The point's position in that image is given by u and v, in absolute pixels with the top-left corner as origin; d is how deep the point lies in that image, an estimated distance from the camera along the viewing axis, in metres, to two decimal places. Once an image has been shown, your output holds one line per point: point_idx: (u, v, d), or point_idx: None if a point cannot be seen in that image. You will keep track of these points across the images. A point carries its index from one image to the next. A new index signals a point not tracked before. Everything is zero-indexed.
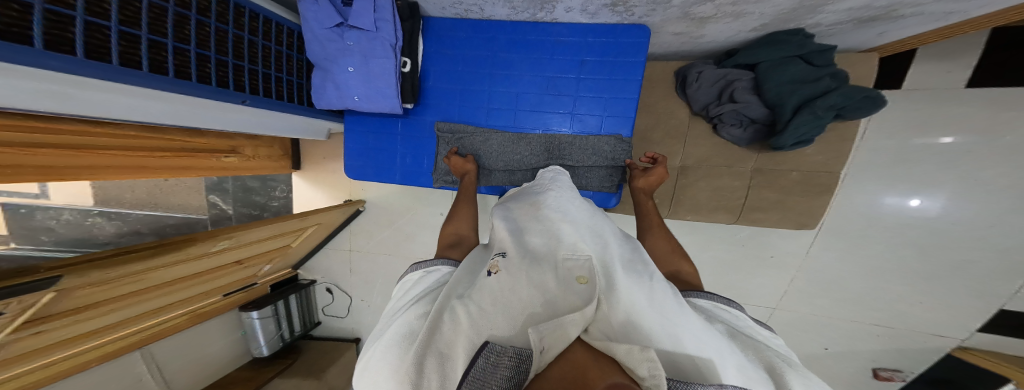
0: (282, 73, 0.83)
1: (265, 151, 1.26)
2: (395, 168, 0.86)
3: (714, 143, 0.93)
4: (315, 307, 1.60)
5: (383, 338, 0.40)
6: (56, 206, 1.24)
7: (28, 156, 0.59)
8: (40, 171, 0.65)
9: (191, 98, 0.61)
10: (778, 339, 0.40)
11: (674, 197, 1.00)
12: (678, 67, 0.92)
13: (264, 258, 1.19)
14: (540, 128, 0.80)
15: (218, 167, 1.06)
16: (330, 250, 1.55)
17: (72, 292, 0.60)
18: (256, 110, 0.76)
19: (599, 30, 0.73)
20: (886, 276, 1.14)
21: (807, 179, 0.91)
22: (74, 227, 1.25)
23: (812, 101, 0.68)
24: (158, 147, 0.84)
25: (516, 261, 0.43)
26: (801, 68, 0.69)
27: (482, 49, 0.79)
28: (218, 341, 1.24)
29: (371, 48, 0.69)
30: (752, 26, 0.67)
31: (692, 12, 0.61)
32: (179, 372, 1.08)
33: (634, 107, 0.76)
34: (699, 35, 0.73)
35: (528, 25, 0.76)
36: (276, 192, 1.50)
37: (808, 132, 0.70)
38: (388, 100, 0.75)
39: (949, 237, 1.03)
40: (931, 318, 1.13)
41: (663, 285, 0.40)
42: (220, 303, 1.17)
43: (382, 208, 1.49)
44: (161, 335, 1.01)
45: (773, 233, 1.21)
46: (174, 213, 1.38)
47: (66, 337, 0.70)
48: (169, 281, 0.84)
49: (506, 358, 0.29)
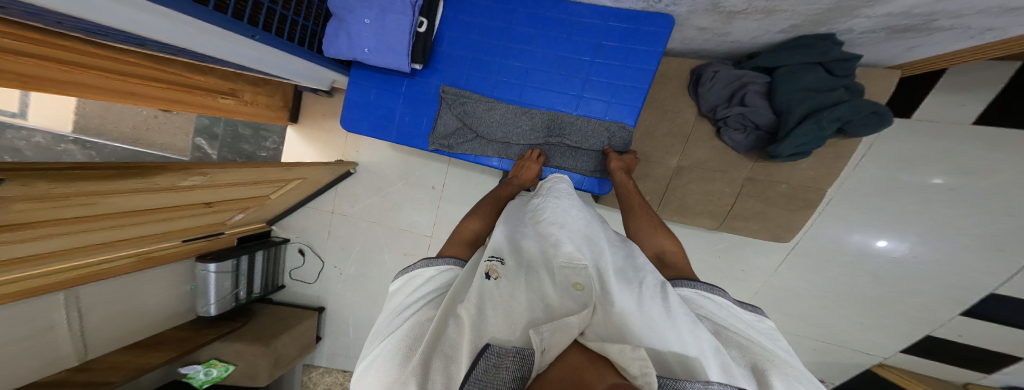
0: (298, 16, 0.77)
1: (264, 99, 1.20)
2: (392, 125, 0.82)
3: (714, 147, 0.95)
4: (282, 270, 1.56)
5: (390, 338, 0.40)
6: (30, 126, 1.08)
7: (18, 65, 0.51)
8: (21, 80, 0.54)
9: (200, 24, 0.55)
10: (761, 321, 0.43)
11: (665, 195, 1.02)
12: (696, 64, 0.92)
13: (238, 207, 1.11)
14: (546, 106, 0.78)
15: (213, 108, 0.99)
16: (311, 210, 1.51)
17: (13, 205, 0.47)
18: (265, 47, 0.70)
19: (623, 15, 0.71)
20: (840, 297, 1.22)
21: (793, 193, 0.96)
22: (44, 153, 1.11)
23: (821, 111, 0.69)
24: (147, 76, 0.75)
25: (514, 268, 0.46)
26: (816, 77, 0.70)
27: (501, 19, 0.76)
28: (160, 293, 1.13)
29: (389, 2, 0.65)
30: (781, 26, 0.67)
31: (721, 5, 0.60)
32: (100, 325, 0.94)
33: (643, 97, 0.74)
34: (723, 33, 0.74)
35: (550, 1, 0.73)
36: (266, 143, 1.44)
37: (808, 143, 0.72)
38: (396, 57, 0.71)
39: (902, 266, 1.12)
40: (865, 337, 1.25)
41: (652, 287, 0.43)
42: (176, 249, 1.07)
43: (373, 174, 1.46)
44: (94, 277, 0.88)
45: (748, 246, 1.27)
46: (154, 151, 1.30)
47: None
48: (129, 210, 0.72)
49: (509, 358, 0.30)
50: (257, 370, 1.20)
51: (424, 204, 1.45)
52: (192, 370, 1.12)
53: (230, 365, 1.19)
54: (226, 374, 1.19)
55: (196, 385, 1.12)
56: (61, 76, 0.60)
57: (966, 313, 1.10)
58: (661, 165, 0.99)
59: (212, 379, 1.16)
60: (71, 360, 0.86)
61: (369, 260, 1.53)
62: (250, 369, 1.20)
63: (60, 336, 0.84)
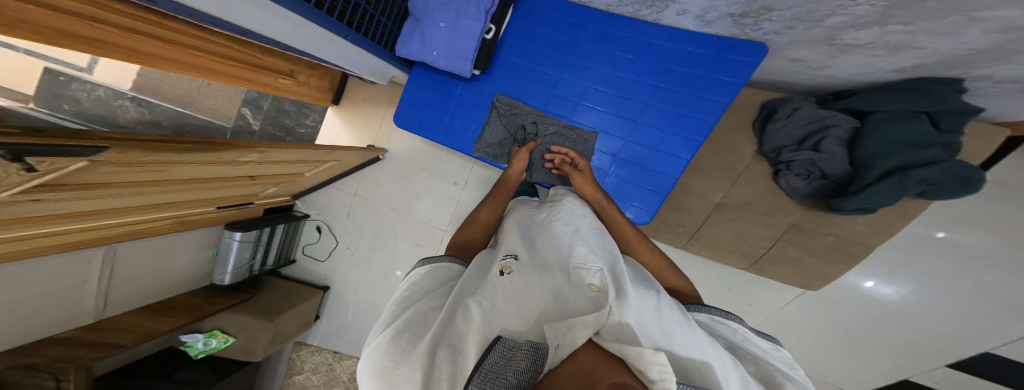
0: (384, 17, 0.76)
1: (315, 81, 1.24)
2: (440, 127, 0.81)
3: (764, 189, 0.89)
4: (296, 244, 1.57)
5: (393, 325, 0.40)
6: (95, 81, 1.23)
7: (100, 31, 0.53)
8: (125, 53, 0.60)
9: (313, 27, 0.57)
10: (779, 351, 0.43)
11: (698, 231, 1.00)
12: (770, 98, 0.88)
13: (275, 181, 1.12)
14: (598, 127, 0.74)
15: (271, 87, 1.03)
16: (336, 190, 1.53)
17: (97, 168, 0.47)
18: (353, 49, 0.69)
19: (704, 40, 0.66)
20: (836, 341, 1.19)
21: (839, 245, 0.92)
22: (100, 104, 1.24)
23: (907, 169, 0.62)
24: (219, 52, 0.78)
25: (527, 266, 0.47)
26: (919, 128, 0.62)
27: (567, 33, 0.73)
28: (188, 255, 1.16)
29: (466, 7, 0.65)
30: (898, 65, 0.59)
31: (838, 36, 0.53)
32: (128, 282, 0.97)
33: (707, 131, 0.68)
34: (821, 67, 0.67)
35: (623, 19, 0.70)
36: (306, 120, 1.46)
37: (882, 200, 0.65)
38: (461, 63, 0.68)
39: (933, 330, 1.06)
40: (848, 376, 1.23)
41: (666, 299, 0.43)
42: (212, 214, 1.09)
43: (400, 162, 1.46)
44: (139, 234, 0.91)
45: (764, 284, 1.22)
46: (201, 115, 1.35)
47: (47, 213, 0.57)
48: (187, 178, 0.72)
49: (522, 349, 0.30)
50: (256, 345, 1.18)
51: (442, 199, 1.44)
52: (192, 339, 1.14)
53: (229, 338, 1.19)
54: (224, 346, 1.19)
55: (192, 354, 1.14)
56: (145, 47, 0.63)
57: (952, 364, 1.07)
58: (700, 200, 0.95)
59: (209, 349, 1.16)
60: (86, 317, 0.88)
61: (380, 245, 1.53)
62: (248, 343, 1.19)
63: (89, 290, 0.86)
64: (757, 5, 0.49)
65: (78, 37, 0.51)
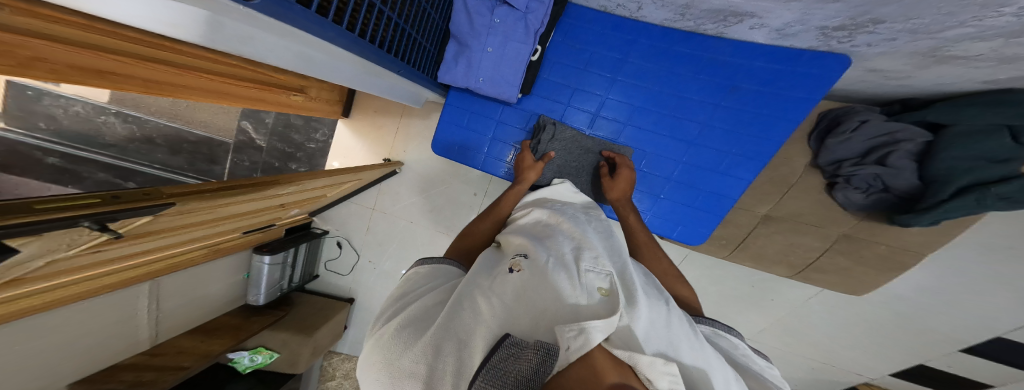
0: (427, 42, 0.72)
1: (326, 94, 1.13)
2: (480, 153, 0.83)
3: (817, 201, 0.90)
4: (318, 260, 1.52)
5: (401, 315, 0.41)
6: (66, 95, 1.11)
7: (98, 59, 0.48)
8: (98, 76, 0.51)
9: (375, 68, 0.54)
10: (771, 368, 0.43)
11: (743, 243, 1.01)
12: (830, 108, 0.86)
13: (302, 203, 1.10)
14: (651, 149, 0.76)
15: (286, 106, 0.96)
16: (354, 205, 1.46)
17: (161, 218, 0.54)
18: (404, 81, 0.67)
19: (776, 54, 0.63)
20: (858, 330, 1.20)
21: (891, 254, 0.90)
22: (81, 121, 1.14)
23: (985, 185, 0.62)
24: (236, 75, 0.73)
25: (540, 263, 0.43)
26: (998, 144, 0.60)
27: (617, 51, 0.72)
28: (221, 281, 1.14)
29: (513, 30, 0.64)
30: (988, 78, 0.55)
31: (945, 48, 0.45)
32: (173, 311, 0.95)
33: (774, 151, 0.70)
34: (902, 77, 0.60)
35: (680, 34, 0.68)
36: (316, 135, 1.35)
37: (954, 215, 0.67)
38: (508, 88, 0.70)
39: (957, 319, 1.06)
40: (862, 360, 1.25)
41: (676, 312, 0.41)
42: (238, 240, 1.06)
43: (419, 175, 1.39)
44: (174, 268, 0.89)
45: (784, 281, 1.19)
46: (195, 129, 1.25)
47: (114, 256, 0.61)
48: (223, 217, 0.77)
49: (530, 350, 0.29)
50: (299, 358, 1.21)
51: (465, 209, 1.38)
52: (238, 355, 1.10)
53: (274, 353, 1.17)
54: (270, 361, 1.17)
55: (240, 369, 1.11)
56: (152, 74, 0.58)
57: (964, 349, 1.09)
58: (746, 213, 0.97)
59: (256, 365, 1.14)
60: (143, 345, 0.87)
61: (403, 256, 1.47)
62: (292, 356, 1.20)
63: (140, 325, 0.85)
64: (861, 18, 0.42)
65: (49, 63, 0.44)
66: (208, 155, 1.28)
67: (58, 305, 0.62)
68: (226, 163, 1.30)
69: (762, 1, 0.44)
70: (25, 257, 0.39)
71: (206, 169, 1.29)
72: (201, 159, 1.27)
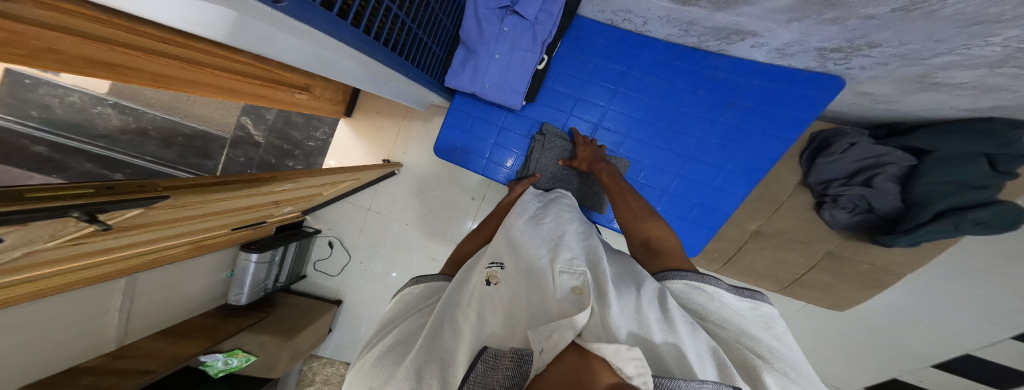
0: (437, 46, 0.72)
1: (330, 93, 1.12)
2: (480, 159, 0.83)
3: (805, 219, 0.94)
4: (307, 260, 1.48)
5: (385, 342, 0.42)
6: (64, 85, 1.07)
7: (112, 53, 0.47)
8: (108, 68, 0.50)
9: (383, 70, 0.54)
10: (754, 309, 0.41)
11: (733, 258, 1.03)
12: (822, 130, 0.89)
13: (294, 202, 1.07)
14: (649, 160, 0.78)
15: (288, 103, 0.94)
16: (349, 204, 1.44)
17: (151, 211, 0.52)
18: (413, 84, 0.67)
19: (772, 74, 0.66)
20: (838, 345, 1.23)
21: (872, 273, 0.93)
22: (74, 111, 1.09)
23: (962, 210, 0.66)
24: (247, 72, 0.72)
25: (515, 273, 0.45)
26: (977, 169, 0.64)
27: (621, 62, 0.74)
28: (201, 278, 1.10)
29: (520, 39, 0.65)
30: (970, 105, 0.58)
31: (933, 74, 0.48)
32: (146, 309, 0.91)
33: (767, 168, 0.72)
34: (891, 101, 0.64)
35: (683, 50, 0.70)
36: (315, 133, 1.33)
37: (933, 238, 0.71)
38: (513, 95, 0.71)
39: (933, 338, 1.10)
40: (842, 375, 1.28)
41: (652, 291, 0.41)
42: (226, 237, 1.03)
43: (416, 177, 1.38)
44: (154, 263, 0.86)
45: (773, 295, 1.22)
46: (192, 123, 1.22)
47: (95, 250, 0.59)
48: (214, 212, 0.75)
49: (507, 360, 0.31)
50: (277, 363, 1.16)
51: (460, 214, 1.38)
52: (212, 358, 1.05)
53: (250, 356, 1.12)
54: (245, 364, 1.12)
55: (213, 373, 1.06)
56: (164, 69, 0.57)
57: (935, 365, 1.13)
58: (738, 228, 1.00)
59: (230, 368, 1.09)
60: (108, 346, 0.82)
61: (395, 260, 1.45)
62: (269, 361, 1.16)
63: (107, 322, 0.81)
64: (857, 41, 0.44)
65: (62, 56, 0.42)
66: (201, 149, 1.24)
67: (22, 301, 0.58)
68: (221, 157, 1.27)
69: (766, 21, 0.46)
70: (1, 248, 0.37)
71: (198, 163, 1.25)
72: (193, 153, 1.23)
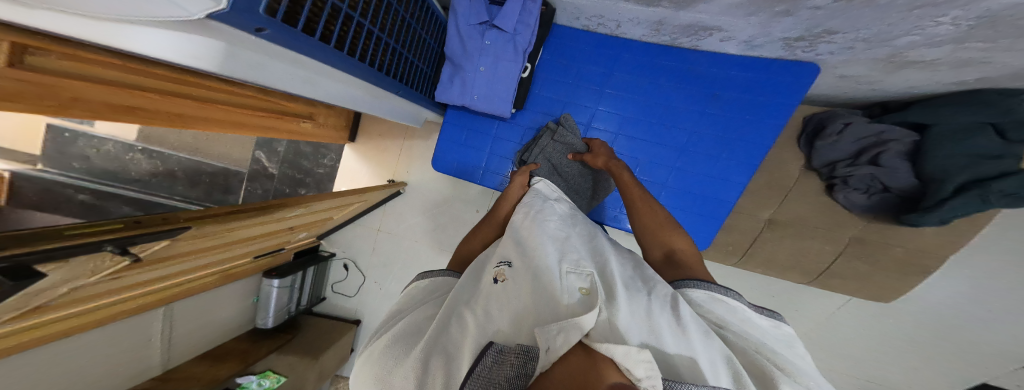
0: (422, 64, 0.77)
1: (333, 120, 1.21)
2: (478, 169, 0.86)
3: (819, 204, 0.90)
4: (326, 282, 1.54)
5: (387, 333, 0.44)
6: (99, 135, 1.23)
7: (129, 97, 0.54)
8: (129, 112, 0.57)
9: (371, 88, 0.58)
10: (780, 328, 0.41)
11: (751, 248, 0.99)
12: (812, 113, 0.86)
13: (307, 227, 1.13)
14: (646, 157, 0.77)
15: (296, 134, 1.00)
16: (360, 227, 1.50)
17: (176, 242, 0.58)
18: (403, 101, 0.73)
19: (749, 64, 0.68)
20: (891, 343, 1.13)
21: (908, 258, 0.88)
22: (111, 159, 1.24)
23: (986, 182, 0.61)
24: (249, 104, 0.78)
25: (521, 271, 0.46)
26: (988, 141, 0.60)
27: (603, 65, 0.76)
28: (230, 305, 1.18)
29: (503, 51, 0.69)
30: (955, 81, 0.56)
31: (903, 54, 0.47)
32: (185, 334, 0.99)
33: (763, 154, 0.71)
34: (872, 82, 0.63)
35: (660, 48, 0.72)
36: (324, 160, 1.42)
37: (961, 214, 0.66)
38: (502, 104, 0.73)
39: (995, 327, 1.02)
40: (905, 379, 1.15)
41: (662, 295, 0.41)
42: (251, 264, 1.11)
43: (422, 195, 1.43)
44: (192, 291, 0.94)
45: (810, 290, 1.15)
46: (213, 161, 1.33)
47: (134, 282, 0.65)
48: (236, 240, 0.81)
49: (513, 356, 0.32)
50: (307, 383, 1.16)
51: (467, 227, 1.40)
52: (247, 380, 1.04)
53: (282, 377, 1.11)
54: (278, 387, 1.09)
55: None
56: (175, 109, 0.64)
57: None
58: (750, 218, 0.97)
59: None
60: (155, 371, 0.89)
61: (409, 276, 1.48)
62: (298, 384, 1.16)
63: (152, 350, 0.87)
64: (816, 29, 0.45)
65: (84, 103, 0.49)
66: (223, 185, 1.35)
67: (74, 332, 0.65)
68: (240, 191, 1.36)
69: (727, 16, 0.48)
70: (51, 284, 0.43)
71: (222, 198, 1.35)
72: (217, 189, 1.34)
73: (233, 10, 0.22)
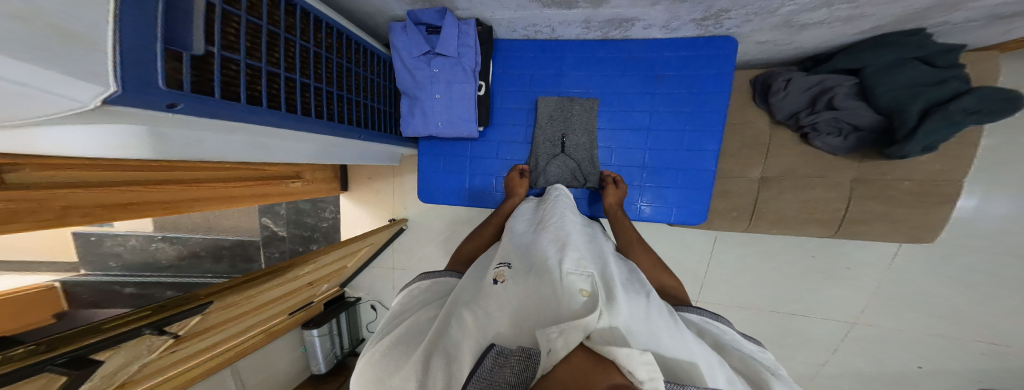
0: (381, 105, 0.84)
1: (322, 174, 1.32)
2: (462, 190, 0.91)
3: (802, 153, 0.90)
4: (360, 324, 1.59)
5: (388, 336, 0.49)
6: (121, 232, 1.37)
7: (117, 194, 0.63)
8: (128, 208, 0.66)
9: (325, 138, 0.64)
10: (763, 353, 0.47)
11: (756, 210, 0.96)
12: (756, 76, 0.93)
13: (327, 278, 1.21)
14: (618, 146, 0.81)
15: (290, 194, 1.09)
16: (375, 269, 1.54)
17: (209, 315, 0.67)
18: (367, 143, 0.80)
19: (677, 44, 0.74)
20: (977, 285, 1.02)
21: (922, 189, 0.82)
22: (139, 252, 1.37)
23: (942, 104, 0.63)
24: (239, 176, 0.86)
25: (520, 274, 0.48)
26: (916, 72, 0.66)
27: (550, 68, 0.81)
28: (280, 359, 1.30)
29: (453, 74, 0.74)
30: (861, 28, 0.65)
31: (796, 19, 0.59)
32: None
33: (720, 119, 0.74)
34: (787, 42, 0.72)
35: (596, 43, 0.77)
36: (325, 213, 1.51)
37: (940, 138, 0.66)
38: (467, 124, 0.79)
39: None
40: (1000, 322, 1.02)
41: (659, 302, 0.44)
42: (286, 321, 1.19)
43: (424, 227, 1.48)
44: (238, 353, 1.04)
45: (851, 242, 1.10)
46: (228, 235, 1.44)
47: (188, 354, 0.75)
48: (263, 304, 0.89)
49: (515, 357, 0.36)
50: None
51: None
52: None
53: None
54: None
55: None
56: (168, 195, 0.73)
57: None
58: (741, 180, 0.96)
59: None
60: None
61: None
62: None
63: None
64: (712, 10, 0.58)
65: (76, 209, 0.58)
66: (242, 255, 1.45)
67: None
68: (260, 257, 1.47)
69: (637, 7, 0.59)
70: (117, 367, 0.52)
71: (245, 267, 1.46)
72: (240, 260, 1.45)
73: (127, 91, 0.27)
